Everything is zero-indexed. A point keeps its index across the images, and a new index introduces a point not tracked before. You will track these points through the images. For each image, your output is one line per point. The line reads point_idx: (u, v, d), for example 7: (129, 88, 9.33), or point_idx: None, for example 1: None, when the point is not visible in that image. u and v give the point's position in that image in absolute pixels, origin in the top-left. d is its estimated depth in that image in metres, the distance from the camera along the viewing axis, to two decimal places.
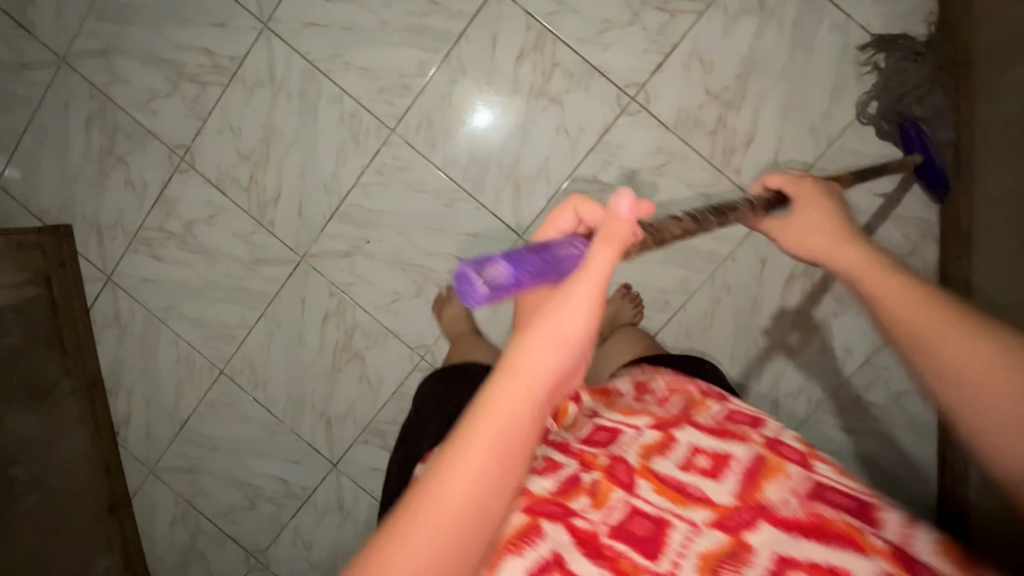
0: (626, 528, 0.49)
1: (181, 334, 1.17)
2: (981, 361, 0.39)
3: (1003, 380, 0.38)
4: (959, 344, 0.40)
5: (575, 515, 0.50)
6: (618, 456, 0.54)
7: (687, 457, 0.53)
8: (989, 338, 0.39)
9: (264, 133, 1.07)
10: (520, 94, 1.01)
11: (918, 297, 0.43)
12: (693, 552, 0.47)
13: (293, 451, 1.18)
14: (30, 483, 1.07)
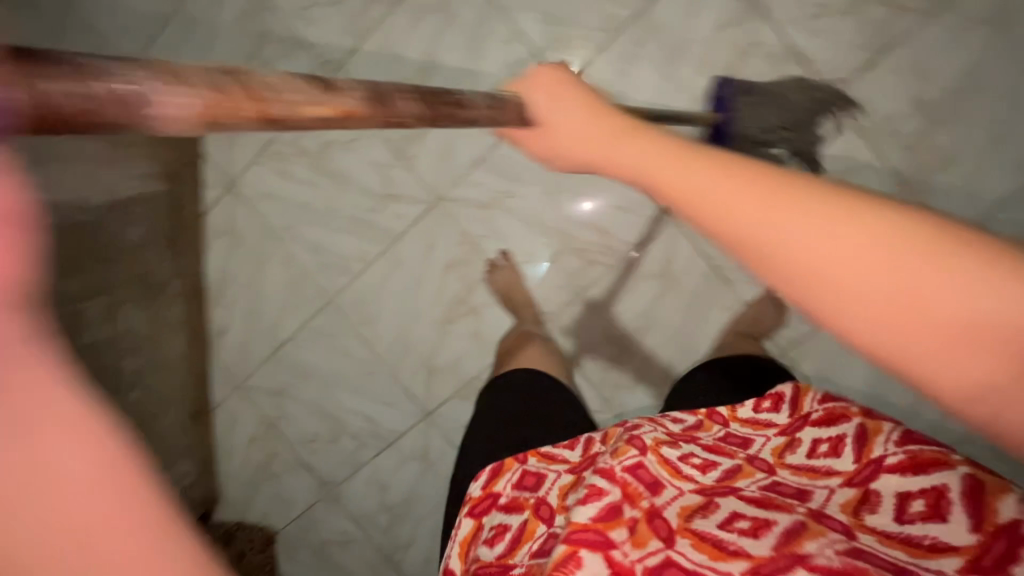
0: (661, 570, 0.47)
1: (295, 255, 1.14)
2: (781, 232, 0.35)
3: (796, 231, 0.35)
4: (771, 213, 0.36)
5: (582, 528, 0.50)
6: (656, 503, 0.52)
7: (733, 511, 0.50)
8: (843, 204, 0.35)
9: (425, 63, 1.02)
10: (709, 69, 0.95)
11: (694, 171, 0.40)
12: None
13: (389, 394, 1.17)
14: (135, 378, 1.04)
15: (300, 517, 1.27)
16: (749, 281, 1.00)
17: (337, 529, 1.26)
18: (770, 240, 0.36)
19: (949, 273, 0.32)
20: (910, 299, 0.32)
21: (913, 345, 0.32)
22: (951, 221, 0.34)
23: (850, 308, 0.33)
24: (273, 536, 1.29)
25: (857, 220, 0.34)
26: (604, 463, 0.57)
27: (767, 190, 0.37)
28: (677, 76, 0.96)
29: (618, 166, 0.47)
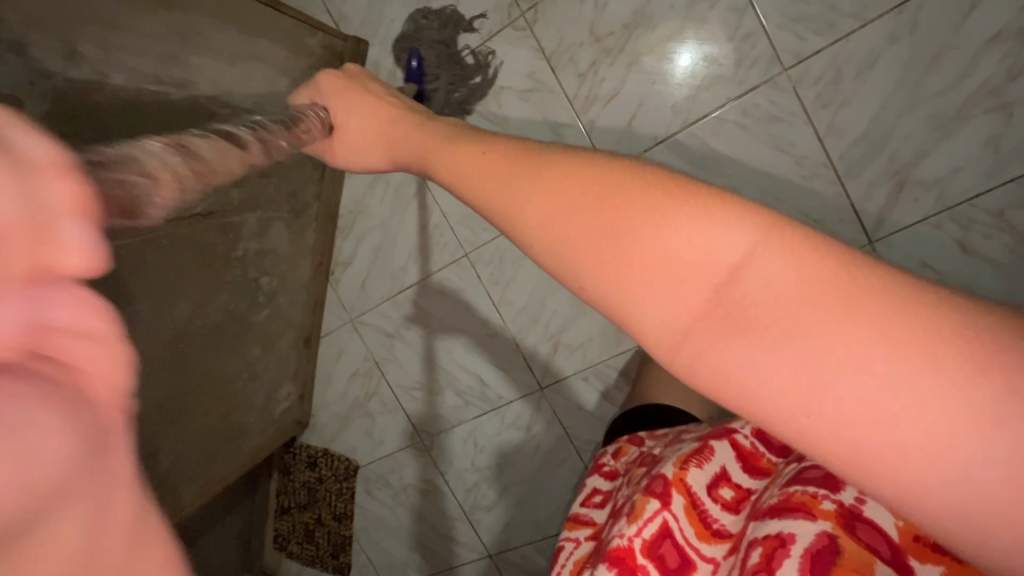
0: (659, 547, 0.50)
1: (440, 202, 1.08)
2: (520, 195, 0.35)
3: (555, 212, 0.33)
4: (527, 190, 0.35)
5: (611, 541, 0.51)
6: (654, 473, 0.55)
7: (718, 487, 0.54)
8: (659, 194, 0.31)
9: (633, 18, 0.92)
10: (968, 84, 0.82)
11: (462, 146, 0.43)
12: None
13: (505, 359, 1.13)
14: (268, 297, 1.02)
15: (386, 458, 1.28)
16: None
17: (420, 477, 1.26)
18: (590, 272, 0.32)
19: (754, 265, 0.28)
20: (720, 297, 0.29)
21: (771, 380, 0.27)
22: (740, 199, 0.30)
23: (665, 310, 0.30)
24: (356, 468, 1.31)
25: (627, 209, 0.31)
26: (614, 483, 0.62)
27: (547, 165, 0.35)
28: (923, 86, 0.83)
29: (411, 155, 0.49)
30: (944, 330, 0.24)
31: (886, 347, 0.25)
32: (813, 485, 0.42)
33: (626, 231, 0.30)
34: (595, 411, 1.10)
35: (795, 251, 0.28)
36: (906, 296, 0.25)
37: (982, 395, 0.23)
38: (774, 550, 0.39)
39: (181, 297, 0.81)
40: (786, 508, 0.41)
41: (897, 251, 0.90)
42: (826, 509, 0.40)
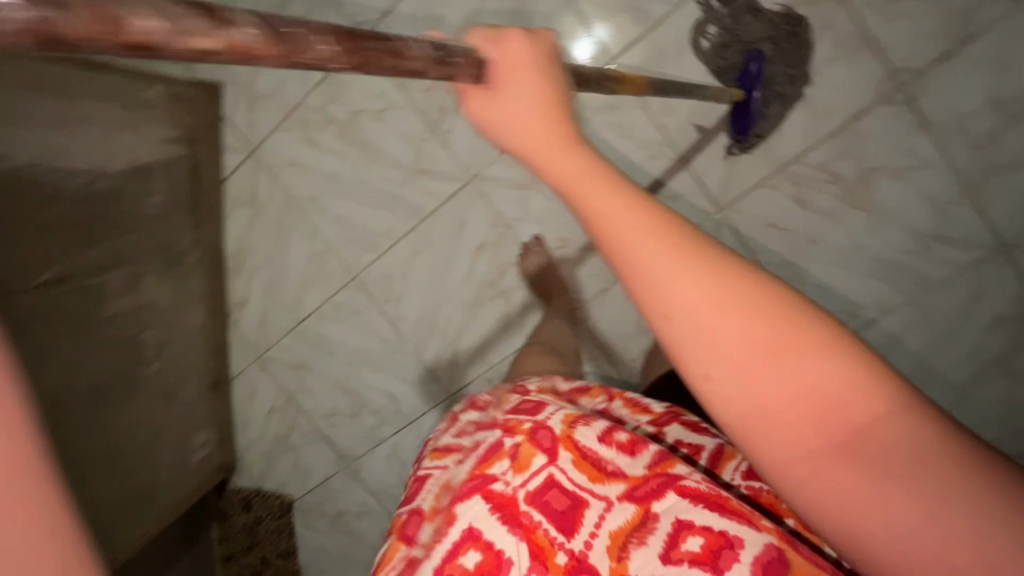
0: (542, 496, 0.55)
1: (320, 229, 1.10)
2: (683, 280, 0.36)
3: (685, 287, 0.36)
4: (683, 269, 0.36)
5: (492, 480, 0.56)
6: (540, 423, 0.59)
7: (612, 437, 0.58)
8: (846, 354, 0.36)
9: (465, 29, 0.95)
10: (771, 52, 0.89)
11: (609, 190, 0.39)
12: (604, 530, 0.54)
13: (412, 373, 1.15)
14: (156, 350, 1.02)
15: (317, 488, 1.28)
16: (792, 280, 0.96)
17: (354, 502, 1.26)
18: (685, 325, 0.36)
19: (892, 422, 0.35)
20: (858, 437, 0.35)
21: (857, 494, 0.35)
22: (886, 363, 0.37)
23: (748, 371, 0.35)
24: (290, 503, 1.31)
25: (796, 334, 0.36)
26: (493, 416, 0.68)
27: (778, 304, 0.36)
28: (733, 59, 0.89)
29: (560, 171, 0.40)
30: (991, 501, 0.35)
31: (887, 465, 0.35)
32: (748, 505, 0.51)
33: (806, 378, 0.35)
34: None
35: (932, 425, 0.36)
36: (979, 475, 0.35)
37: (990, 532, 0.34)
38: (718, 550, 0.49)
39: (52, 364, 0.82)
40: (723, 509, 0.50)
41: (745, 213, 0.94)
42: (765, 524, 0.50)
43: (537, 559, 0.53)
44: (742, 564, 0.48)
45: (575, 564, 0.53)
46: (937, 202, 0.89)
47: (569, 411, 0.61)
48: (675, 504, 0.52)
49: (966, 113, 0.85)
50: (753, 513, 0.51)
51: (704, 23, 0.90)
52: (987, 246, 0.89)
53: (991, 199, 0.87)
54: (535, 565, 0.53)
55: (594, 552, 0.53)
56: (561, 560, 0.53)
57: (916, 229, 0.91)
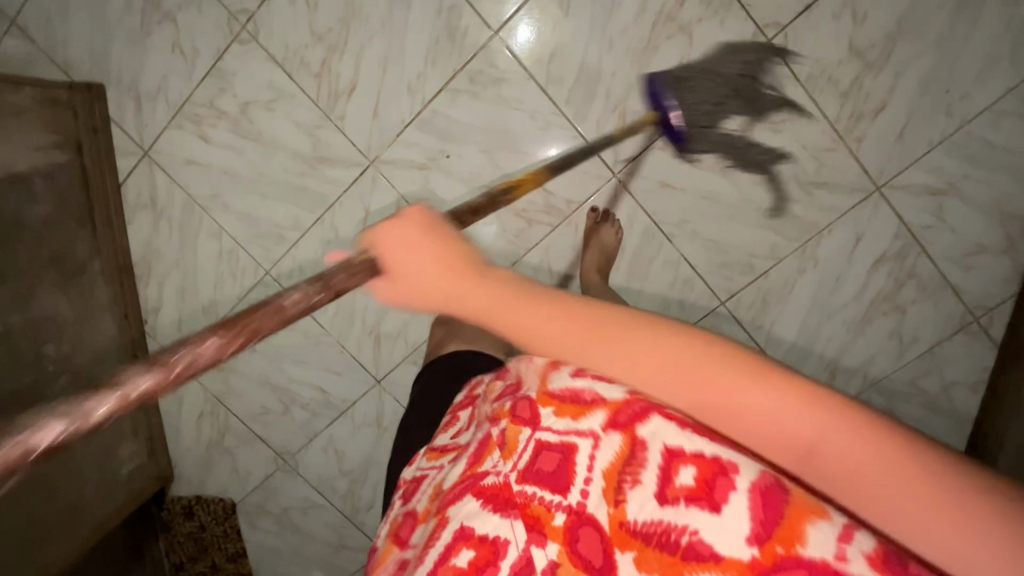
0: (534, 468, 0.47)
1: (226, 227, 1.08)
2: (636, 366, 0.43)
3: (649, 374, 0.42)
4: (607, 351, 0.44)
5: (483, 476, 0.49)
6: (522, 396, 0.51)
7: (587, 371, 0.48)
8: (751, 379, 0.38)
9: (345, 12, 0.94)
10: (647, 15, 0.90)
11: (568, 329, 0.46)
12: (597, 473, 0.44)
13: (337, 363, 1.15)
14: (61, 364, 1.00)
15: (258, 488, 1.27)
16: (690, 237, 0.99)
17: (296, 497, 1.26)
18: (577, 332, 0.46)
19: (826, 441, 0.36)
20: (814, 464, 0.37)
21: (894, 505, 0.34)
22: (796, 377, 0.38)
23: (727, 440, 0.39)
24: (233, 506, 1.30)
25: (746, 375, 0.39)
26: (481, 409, 0.58)
27: (689, 358, 0.41)
28: (612, 24, 0.91)
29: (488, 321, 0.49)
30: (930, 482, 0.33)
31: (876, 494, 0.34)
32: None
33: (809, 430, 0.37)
34: None
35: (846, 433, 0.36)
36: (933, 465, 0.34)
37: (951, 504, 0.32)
38: (712, 480, 0.38)
39: None
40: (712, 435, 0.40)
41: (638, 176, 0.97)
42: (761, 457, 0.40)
43: (535, 530, 0.45)
44: (739, 493, 0.37)
45: (575, 519, 0.44)
46: (814, 150, 0.93)
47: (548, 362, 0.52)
48: (661, 430, 0.41)
49: (830, 62, 0.89)
50: None
51: (687, 3, 0.89)
52: (863, 190, 0.94)
53: (863, 143, 0.92)
54: (532, 537, 0.44)
55: (591, 501, 0.44)
56: (560, 523, 0.44)
57: (798, 179, 0.95)
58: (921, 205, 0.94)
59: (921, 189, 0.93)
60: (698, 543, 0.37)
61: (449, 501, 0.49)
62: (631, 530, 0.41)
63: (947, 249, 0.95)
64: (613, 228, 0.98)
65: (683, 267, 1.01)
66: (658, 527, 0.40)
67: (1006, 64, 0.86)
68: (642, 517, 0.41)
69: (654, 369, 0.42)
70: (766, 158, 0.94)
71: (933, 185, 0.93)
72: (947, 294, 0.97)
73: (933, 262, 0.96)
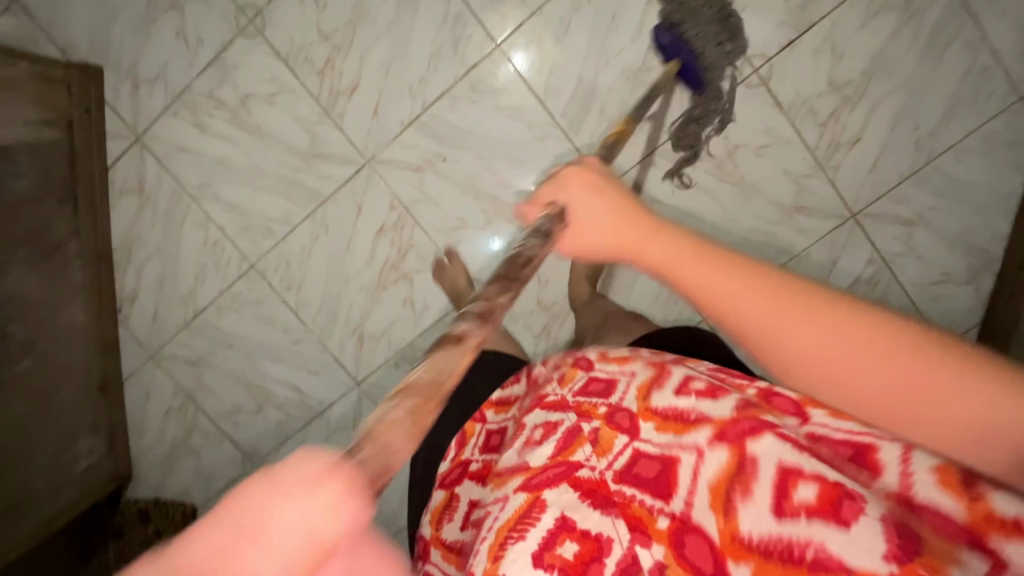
0: (631, 471, 0.47)
1: (214, 217, 1.07)
2: (829, 347, 0.42)
3: (823, 343, 0.42)
4: (794, 322, 0.42)
5: (578, 468, 0.48)
6: (616, 404, 0.52)
7: (688, 387, 0.49)
8: (926, 350, 0.40)
9: (353, 15, 0.97)
10: (642, 38, 0.95)
11: (769, 291, 0.44)
12: (702, 485, 0.44)
13: (316, 363, 1.12)
14: (27, 347, 0.95)
15: (222, 492, 1.22)
16: None
17: None
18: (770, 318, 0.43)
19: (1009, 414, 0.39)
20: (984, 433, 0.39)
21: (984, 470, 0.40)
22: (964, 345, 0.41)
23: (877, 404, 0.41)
24: (193, 511, 1.23)
25: (889, 344, 0.41)
26: (551, 394, 0.56)
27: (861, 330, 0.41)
28: (610, 44, 0.95)
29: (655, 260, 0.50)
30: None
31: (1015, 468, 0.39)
32: (852, 469, 0.42)
33: (967, 406, 0.39)
34: None
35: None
36: None
37: None
38: (838, 500, 0.38)
39: None
40: (825, 460, 0.41)
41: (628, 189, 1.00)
42: (878, 492, 0.41)
43: (637, 530, 0.45)
44: (869, 518, 0.37)
45: (681, 526, 0.44)
46: (795, 176, 0.98)
47: (643, 374, 0.52)
48: (773, 447, 0.42)
49: (810, 93, 0.95)
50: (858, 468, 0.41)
51: (680, 28, 0.94)
52: (838, 215, 0.99)
53: (839, 171, 0.98)
54: (636, 537, 0.44)
55: (696, 508, 0.44)
56: (664, 526, 0.44)
57: (780, 202, 0.99)
58: (892, 233, 0.99)
59: (892, 218, 0.98)
60: (825, 557, 0.37)
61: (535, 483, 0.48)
62: (745, 543, 0.41)
63: (915, 276, 1.00)
64: None
65: (669, 281, 1.04)
66: (779, 543, 0.39)
67: (966, 108, 0.94)
68: (756, 532, 0.40)
69: (858, 354, 0.41)
70: (713, 183, 0.99)
71: (903, 215, 0.98)
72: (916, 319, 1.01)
73: (902, 288, 1.01)
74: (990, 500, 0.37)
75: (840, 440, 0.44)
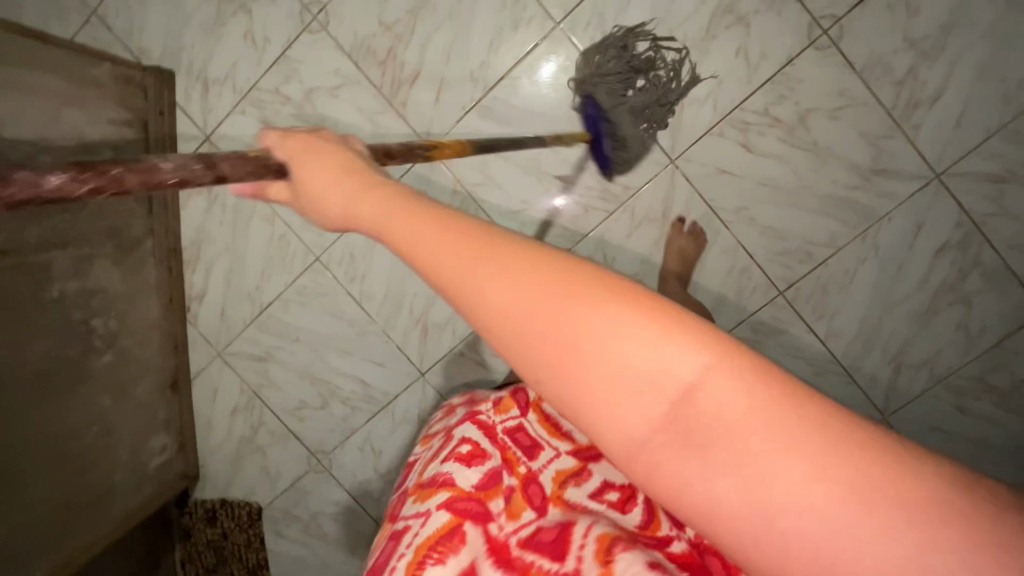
0: (535, 538, 0.56)
1: (280, 211, 1.09)
2: (541, 317, 0.31)
3: (512, 303, 0.32)
4: (488, 278, 0.33)
5: (492, 521, 0.56)
6: (534, 475, 0.63)
7: (600, 494, 0.63)
8: (682, 334, 0.29)
9: (414, 3, 0.99)
10: (706, 7, 0.93)
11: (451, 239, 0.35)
12: (592, 537, 0.53)
13: (381, 354, 1.12)
14: (108, 340, 0.98)
15: (287, 491, 1.21)
16: (748, 224, 0.99)
17: (327, 502, 1.20)
18: (456, 258, 0.34)
19: (757, 437, 0.27)
20: (771, 491, 0.26)
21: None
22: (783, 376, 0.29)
23: (604, 404, 0.29)
24: (259, 510, 1.23)
25: (608, 304, 0.30)
26: (485, 416, 0.66)
27: (565, 279, 0.32)
28: (673, 14, 0.94)
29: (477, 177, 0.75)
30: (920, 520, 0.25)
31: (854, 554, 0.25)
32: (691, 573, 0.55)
33: (755, 447, 0.27)
34: (480, 383, 1.10)
35: (852, 452, 0.26)
36: (923, 474, 0.26)
37: (940, 559, 0.24)
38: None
39: None
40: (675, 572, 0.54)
41: (696, 161, 0.98)
42: None
43: None
44: None
45: None
46: (872, 138, 0.94)
47: (562, 463, 0.65)
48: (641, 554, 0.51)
49: (886, 50, 0.92)
50: (689, 574, 0.54)
51: None
52: (923, 176, 0.94)
53: (920, 131, 0.93)
54: None
55: (584, 566, 0.51)
56: None
57: (857, 165, 0.96)
58: (982, 192, 0.94)
59: (981, 176, 0.93)
60: None
61: (460, 508, 0.55)
62: None
63: (1010, 237, 0.94)
64: (696, 244, 1.00)
65: (742, 255, 1.00)
66: None
67: None
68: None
69: (568, 325, 0.30)
70: (784, 150, 0.96)
71: (993, 172, 0.93)
72: (1013, 284, 0.95)
73: (997, 252, 0.95)
74: None
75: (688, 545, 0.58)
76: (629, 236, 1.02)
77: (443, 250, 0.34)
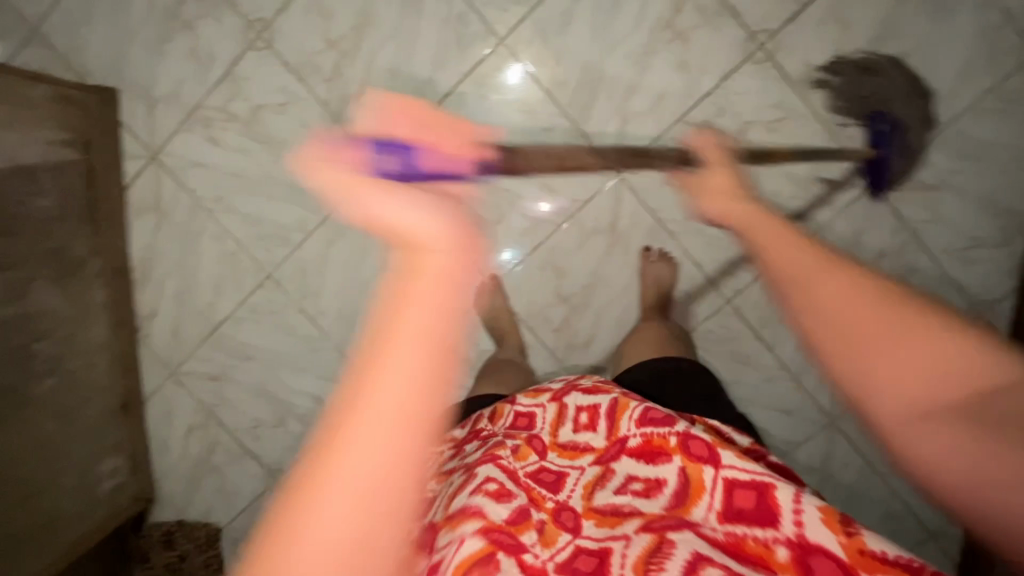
0: (572, 564, 0.47)
1: (230, 229, 1.08)
2: (854, 308, 0.49)
3: (837, 303, 0.50)
4: (817, 284, 0.51)
5: (523, 550, 0.46)
6: (563, 503, 0.54)
7: (626, 487, 0.54)
8: (907, 316, 0.47)
9: (358, 21, 0.99)
10: (646, 23, 0.95)
11: (826, 273, 0.52)
12: (630, 567, 0.45)
13: (336, 371, 1.11)
14: (51, 364, 0.96)
15: (246, 510, 1.20)
16: (694, 234, 1.01)
17: None
18: (802, 275, 0.52)
19: (968, 354, 0.45)
20: (981, 401, 0.43)
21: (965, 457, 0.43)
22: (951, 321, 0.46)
23: (871, 345, 0.47)
24: (218, 531, 1.21)
25: (911, 324, 0.47)
26: (507, 461, 0.57)
27: (875, 291, 0.49)
28: (613, 30, 0.96)
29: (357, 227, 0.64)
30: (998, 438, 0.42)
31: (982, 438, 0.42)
32: (758, 530, 0.48)
33: (949, 357, 0.45)
34: None
35: (992, 354, 0.44)
36: (1015, 421, 0.42)
37: (998, 445, 0.42)
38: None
39: None
40: (743, 551, 0.47)
41: (640, 173, 0.99)
42: (784, 558, 0.46)
43: None
44: None
45: None
46: (810, 149, 0.97)
47: (588, 476, 0.57)
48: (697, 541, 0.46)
49: (819, 63, 0.94)
50: (766, 547, 0.47)
51: (682, 9, 0.94)
52: (859, 185, 0.97)
53: (855, 141, 0.96)
54: None
55: None
56: None
57: (796, 176, 0.98)
58: (916, 200, 0.97)
59: (914, 184, 0.96)
60: None
61: (493, 538, 0.46)
62: None
63: (944, 243, 0.97)
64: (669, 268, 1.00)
65: (689, 265, 1.02)
66: None
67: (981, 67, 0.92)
68: None
69: (865, 309, 0.49)
70: None
71: (925, 181, 0.96)
72: (949, 288, 0.98)
73: (932, 257, 0.98)
74: (863, 536, 0.44)
75: (747, 481, 0.50)
76: (578, 248, 1.03)
77: (797, 264, 0.54)
